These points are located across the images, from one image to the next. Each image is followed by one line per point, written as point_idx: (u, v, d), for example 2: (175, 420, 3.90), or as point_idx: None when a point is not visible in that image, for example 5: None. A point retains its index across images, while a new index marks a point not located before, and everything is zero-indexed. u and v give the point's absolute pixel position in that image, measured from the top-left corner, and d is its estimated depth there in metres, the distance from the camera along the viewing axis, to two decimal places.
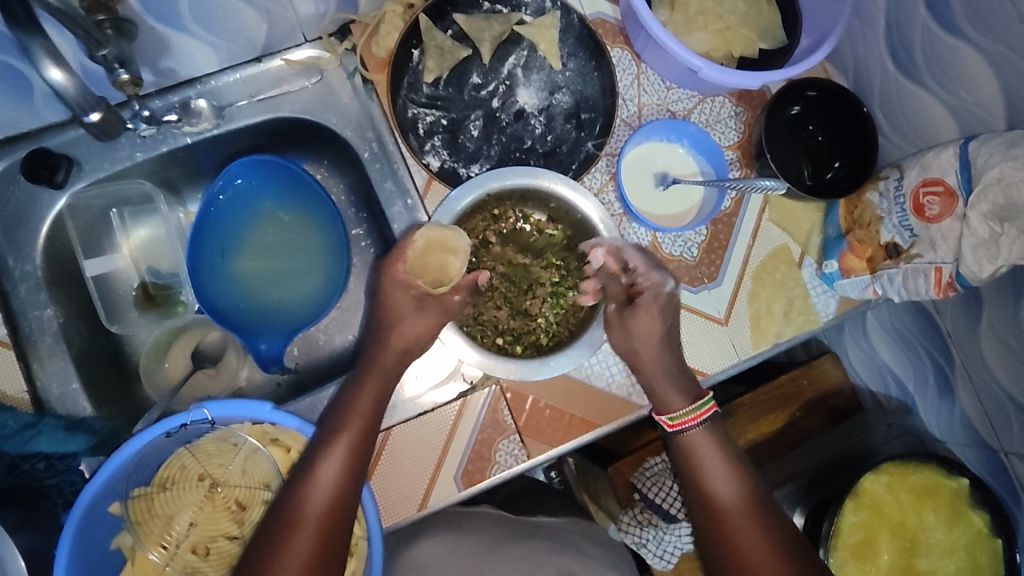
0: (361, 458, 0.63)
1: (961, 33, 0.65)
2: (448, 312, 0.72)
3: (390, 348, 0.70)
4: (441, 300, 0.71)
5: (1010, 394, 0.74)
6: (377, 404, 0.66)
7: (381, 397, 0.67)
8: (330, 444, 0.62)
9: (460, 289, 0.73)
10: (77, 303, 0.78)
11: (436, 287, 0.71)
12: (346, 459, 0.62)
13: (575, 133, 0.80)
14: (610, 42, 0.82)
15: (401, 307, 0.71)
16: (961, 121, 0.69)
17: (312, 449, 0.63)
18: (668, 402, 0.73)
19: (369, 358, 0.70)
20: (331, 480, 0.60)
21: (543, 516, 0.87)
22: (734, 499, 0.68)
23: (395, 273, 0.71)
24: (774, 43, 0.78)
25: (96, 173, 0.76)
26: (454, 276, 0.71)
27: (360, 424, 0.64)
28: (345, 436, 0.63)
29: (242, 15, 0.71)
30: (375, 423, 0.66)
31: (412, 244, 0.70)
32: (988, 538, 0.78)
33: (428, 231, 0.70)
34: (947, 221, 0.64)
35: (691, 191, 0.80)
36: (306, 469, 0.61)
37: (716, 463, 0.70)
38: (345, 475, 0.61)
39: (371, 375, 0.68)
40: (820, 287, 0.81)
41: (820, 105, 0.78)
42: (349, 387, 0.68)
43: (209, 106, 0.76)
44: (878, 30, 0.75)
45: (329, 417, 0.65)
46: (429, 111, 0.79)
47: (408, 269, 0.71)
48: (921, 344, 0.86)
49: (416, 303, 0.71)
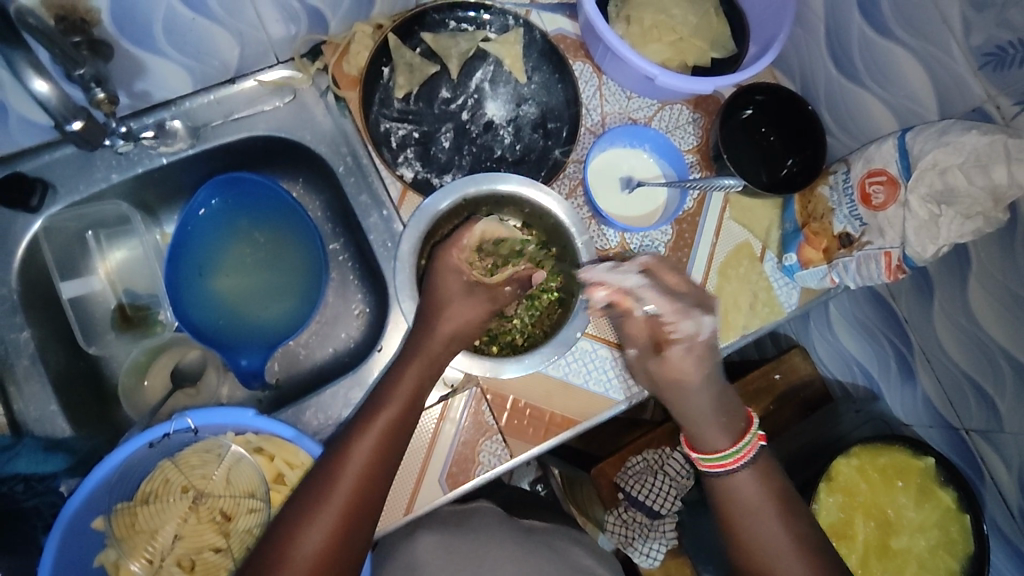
0: (360, 514, 0.60)
1: (893, 35, 0.70)
2: (495, 300, 0.78)
3: (436, 336, 0.71)
4: (490, 289, 0.77)
5: (966, 373, 0.78)
6: (378, 453, 0.63)
7: (391, 442, 0.64)
8: (325, 493, 0.60)
9: (510, 281, 0.79)
10: (54, 326, 0.77)
11: (488, 277, 0.78)
12: (339, 515, 0.59)
13: (543, 142, 0.83)
14: (571, 56, 0.86)
15: (451, 289, 0.74)
16: (899, 115, 0.74)
17: (304, 496, 0.60)
18: (710, 442, 0.74)
19: (386, 392, 0.67)
20: (321, 537, 0.58)
21: (536, 520, 0.90)
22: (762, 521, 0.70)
23: (448, 258, 0.74)
24: (725, 52, 0.84)
25: (71, 195, 0.77)
26: (507, 267, 0.79)
27: (354, 474, 0.61)
28: (342, 486, 0.60)
29: (216, 39, 0.73)
30: (381, 473, 0.62)
31: (469, 234, 0.74)
32: (957, 514, 0.81)
33: (485, 225, 0.75)
34: (892, 208, 0.68)
35: (655, 192, 0.84)
36: (292, 522, 0.58)
37: (755, 496, 0.71)
38: (338, 532, 0.58)
39: (379, 413, 0.65)
40: (781, 279, 0.85)
41: (769, 108, 0.83)
42: (351, 430, 0.64)
43: (184, 127, 0.78)
44: (819, 37, 0.81)
45: (324, 461, 0.62)
46: (401, 125, 0.82)
47: (462, 255, 0.75)
48: (881, 331, 0.90)
49: (465, 288, 0.75)
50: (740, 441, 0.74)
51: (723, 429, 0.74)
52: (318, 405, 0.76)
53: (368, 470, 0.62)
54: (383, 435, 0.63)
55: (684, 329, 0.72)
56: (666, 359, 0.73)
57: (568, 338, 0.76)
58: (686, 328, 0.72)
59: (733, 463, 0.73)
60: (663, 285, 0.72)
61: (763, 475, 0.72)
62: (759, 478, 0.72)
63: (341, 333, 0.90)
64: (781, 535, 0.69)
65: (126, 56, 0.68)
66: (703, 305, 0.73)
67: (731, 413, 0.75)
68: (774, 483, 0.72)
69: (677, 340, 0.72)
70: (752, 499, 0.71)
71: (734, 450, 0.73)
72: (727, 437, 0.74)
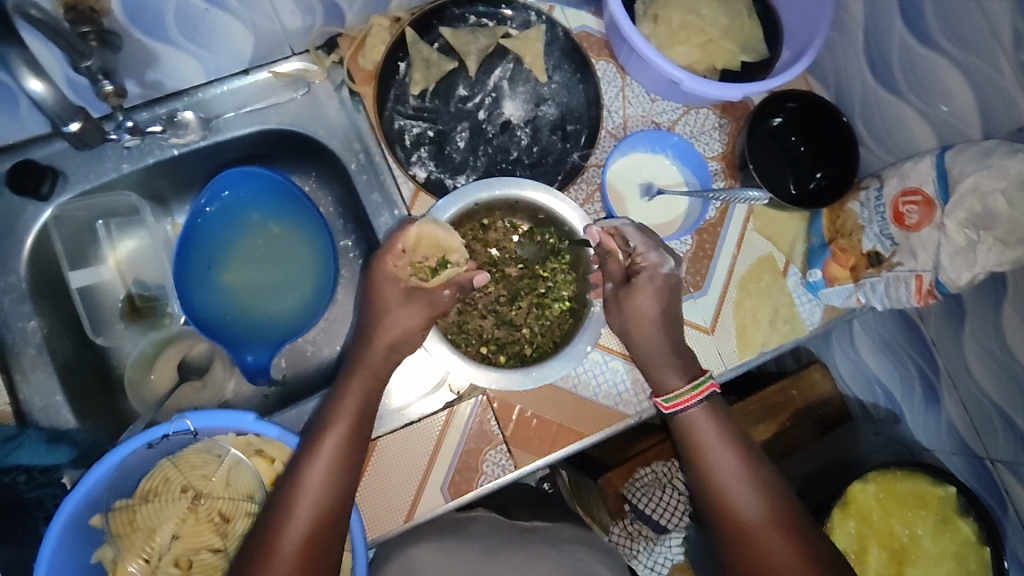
0: (341, 482, 0.61)
1: (937, 46, 0.66)
2: (434, 305, 0.71)
3: (373, 345, 0.69)
4: (429, 294, 0.71)
5: (996, 403, 0.75)
6: (351, 427, 0.64)
7: (350, 445, 0.63)
8: (304, 467, 0.61)
9: (450, 284, 0.72)
10: (61, 315, 0.77)
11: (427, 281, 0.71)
12: (312, 519, 0.58)
13: (561, 144, 0.81)
14: (595, 55, 0.83)
15: (390, 298, 0.70)
16: (938, 131, 0.70)
17: (287, 477, 0.61)
18: (663, 381, 0.71)
19: (348, 371, 0.69)
20: (298, 533, 0.58)
21: (536, 520, 0.86)
22: (723, 457, 0.68)
23: (383, 265, 0.70)
24: (755, 56, 0.80)
25: (81, 184, 0.76)
26: (448, 271, 0.71)
27: (331, 445, 0.62)
28: (319, 458, 0.61)
29: (229, 29, 0.71)
30: (356, 443, 0.64)
31: (405, 237, 0.69)
32: (977, 546, 0.78)
33: (421, 225, 0.69)
34: (926, 230, 0.65)
35: (676, 201, 0.81)
36: (277, 506, 0.59)
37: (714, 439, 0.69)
38: (312, 536, 0.58)
39: (347, 391, 0.67)
40: (805, 295, 0.82)
41: (800, 117, 0.79)
42: (311, 436, 0.64)
43: (196, 119, 0.77)
44: (857, 44, 0.77)
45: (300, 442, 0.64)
46: (415, 123, 0.79)
47: (398, 261, 0.70)
48: (907, 352, 0.86)
49: (404, 295, 0.70)
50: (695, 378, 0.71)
51: (671, 368, 0.71)
52: (321, 407, 0.75)
53: (332, 473, 0.61)
54: (342, 440, 0.63)
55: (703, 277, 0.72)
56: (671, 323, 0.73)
57: (579, 350, 0.74)
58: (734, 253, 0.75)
59: (691, 400, 0.69)
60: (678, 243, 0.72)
61: (718, 418, 0.69)
62: (713, 415, 0.70)
63: (349, 332, 0.89)
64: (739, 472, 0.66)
65: (136, 46, 0.67)
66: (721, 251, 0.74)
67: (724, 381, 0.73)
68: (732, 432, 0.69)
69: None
70: (712, 440, 0.68)
71: (694, 384, 0.70)
72: (681, 376, 0.71)
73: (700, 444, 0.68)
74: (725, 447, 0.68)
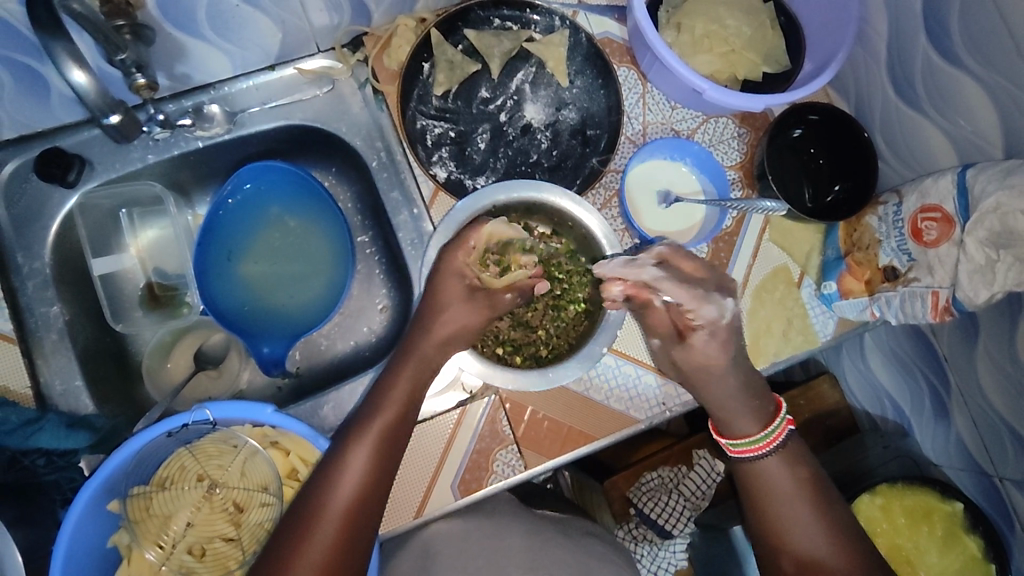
0: (397, 442, 0.64)
1: (961, 63, 0.66)
2: (495, 307, 0.75)
3: (432, 336, 0.70)
4: (491, 295, 0.75)
5: (1007, 421, 0.75)
6: (412, 391, 0.67)
7: (399, 422, 0.65)
8: (366, 423, 0.64)
9: (513, 288, 0.76)
10: (82, 302, 0.78)
11: (493, 280, 0.76)
12: (360, 487, 0.60)
13: (581, 149, 0.81)
14: (616, 61, 0.84)
15: (452, 293, 0.72)
16: (959, 148, 0.70)
17: (345, 433, 0.64)
18: (737, 427, 0.74)
19: (409, 344, 0.71)
20: (354, 483, 0.60)
21: (548, 510, 0.89)
22: (784, 489, 0.70)
23: (453, 260, 0.72)
24: (777, 67, 0.80)
25: (108, 173, 0.77)
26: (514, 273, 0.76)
27: (395, 406, 0.65)
28: (382, 417, 0.64)
29: (258, 25, 0.72)
30: (413, 407, 0.67)
31: (479, 234, 0.71)
32: (982, 564, 0.78)
33: (495, 225, 0.72)
34: (944, 247, 0.65)
35: (693, 208, 0.81)
36: (336, 456, 0.62)
37: (783, 482, 0.70)
38: (357, 503, 0.60)
39: (410, 358, 0.70)
40: (818, 307, 0.82)
41: (820, 129, 0.79)
42: (363, 412, 0.65)
43: (222, 112, 0.78)
44: (879, 58, 0.77)
45: (363, 403, 0.67)
46: (437, 123, 0.80)
47: (466, 258, 0.72)
48: (918, 366, 0.86)
49: (467, 292, 0.73)
50: (770, 426, 0.73)
51: (750, 415, 0.74)
52: (335, 402, 0.76)
53: (382, 446, 0.63)
54: (402, 404, 0.66)
55: (706, 315, 0.72)
56: (689, 346, 0.73)
57: (591, 354, 0.74)
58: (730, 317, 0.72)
59: (761, 448, 0.72)
60: (679, 274, 0.70)
61: (793, 464, 0.71)
62: (782, 460, 0.71)
63: (363, 327, 0.89)
64: (804, 512, 0.68)
65: (167, 39, 0.68)
66: (721, 288, 0.73)
67: (765, 401, 0.75)
68: (806, 476, 0.71)
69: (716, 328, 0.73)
70: (775, 478, 0.71)
71: (767, 432, 0.73)
72: (756, 423, 0.74)
73: (763, 481, 0.71)
74: (790, 490, 0.70)
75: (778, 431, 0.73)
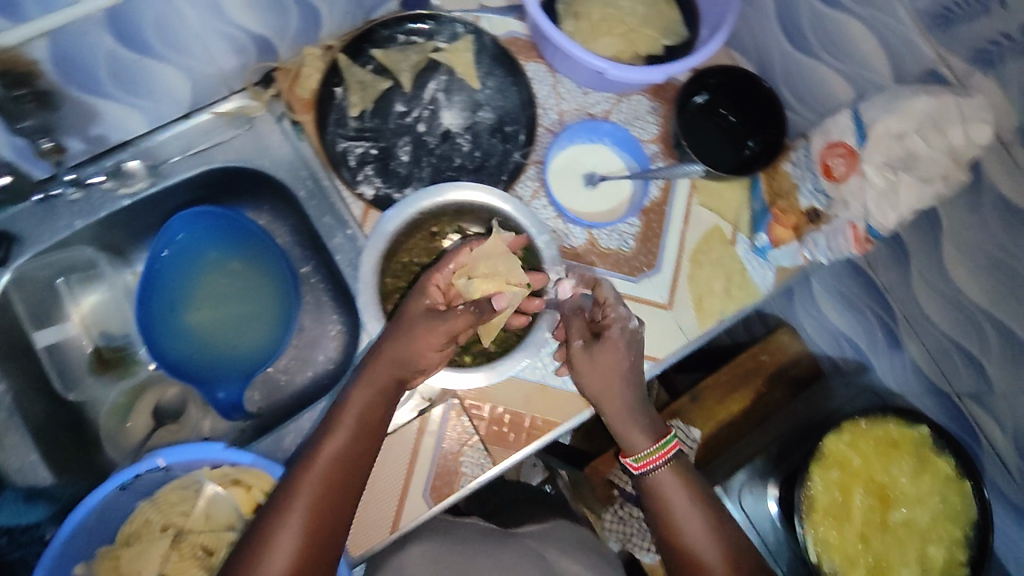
0: (348, 475, 0.63)
1: (840, 5, 0.70)
2: (453, 324, 0.67)
3: (387, 352, 0.67)
4: (450, 313, 0.68)
5: (953, 339, 0.77)
6: (364, 417, 0.65)
7: (349, 453, 0.63)
8: (314, 459, 0.62)
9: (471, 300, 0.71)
10: (28, 376, 0.77)
11: (469, 292, 0.72)
12: (308, 525, 0.59)
13: (502, 146, 0.83)
14: (524, 57, 0.86)
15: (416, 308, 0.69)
16: (854, 85, 0.73)
17: (295, 469, 0.63)
18: (633, 442, 0.74)
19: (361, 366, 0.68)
20: (302, 523, 0.59)
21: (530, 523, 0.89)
22: (681, 500, 0.71)
23: (429, 278, 0.71)
24: (676, 38, 0.83)
25: (37, 245, 0.76)
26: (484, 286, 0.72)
27: (343, 437, 0.64)
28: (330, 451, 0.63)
29: (164, 77, 0.73)
30: (367, 434, 0.65)
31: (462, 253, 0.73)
32: (957, 482, 0.79)
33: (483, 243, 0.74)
34: (852, 179, 0.67)
35: (618, 186, 0.84)
36: (284, 496, 0.61)
37: (686, 503, 0.71)
38: (305, 549, 0.58)
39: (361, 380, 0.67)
40: (755, 261, 0.83)
41: (721, 91, 0.82)
42: (307, 452, 0.63)
43: (142, 166, 0.78)
44: (769, 14, 0.80)
45: (315, 435, 0.65)
46: (358, 143, 0.81)
47: (444, 275, 0.72)
48: (864, 303, 0.89)
49: (429, 310, 0.69)
50: (661, 440, 0.74)
51: (641, 428, 0.74)
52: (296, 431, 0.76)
53: (326, 490, 0.61)
54: (352, 433, 0.64)
55: (616, 313, 0.73)
56: (604, 342, 0.73)
57: (569, 355, 0.74)
58: (620, 310, 0.73)
59: (659, 460, 0.73)
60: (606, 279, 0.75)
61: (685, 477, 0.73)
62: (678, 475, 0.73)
63: (319, 356, 0.89)
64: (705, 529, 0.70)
65: (76, 103, 0.69)
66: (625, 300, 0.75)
67: None
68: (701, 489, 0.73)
69: (611, 322, 0.73)
70: (680, 498, 0.71)
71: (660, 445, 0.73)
72: (649, 437, 0.74)
73: (668, 496, 0.72)
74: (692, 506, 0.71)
75: (671, 443, 0.74)
